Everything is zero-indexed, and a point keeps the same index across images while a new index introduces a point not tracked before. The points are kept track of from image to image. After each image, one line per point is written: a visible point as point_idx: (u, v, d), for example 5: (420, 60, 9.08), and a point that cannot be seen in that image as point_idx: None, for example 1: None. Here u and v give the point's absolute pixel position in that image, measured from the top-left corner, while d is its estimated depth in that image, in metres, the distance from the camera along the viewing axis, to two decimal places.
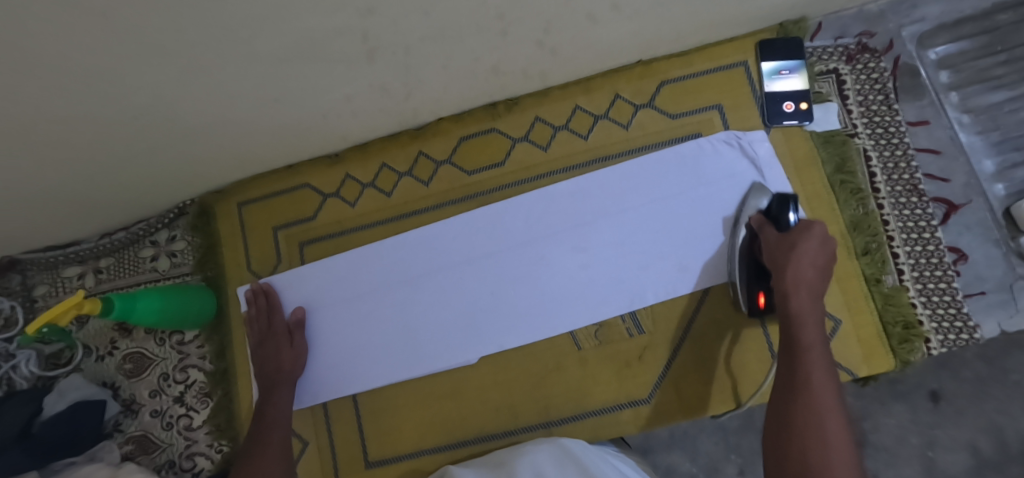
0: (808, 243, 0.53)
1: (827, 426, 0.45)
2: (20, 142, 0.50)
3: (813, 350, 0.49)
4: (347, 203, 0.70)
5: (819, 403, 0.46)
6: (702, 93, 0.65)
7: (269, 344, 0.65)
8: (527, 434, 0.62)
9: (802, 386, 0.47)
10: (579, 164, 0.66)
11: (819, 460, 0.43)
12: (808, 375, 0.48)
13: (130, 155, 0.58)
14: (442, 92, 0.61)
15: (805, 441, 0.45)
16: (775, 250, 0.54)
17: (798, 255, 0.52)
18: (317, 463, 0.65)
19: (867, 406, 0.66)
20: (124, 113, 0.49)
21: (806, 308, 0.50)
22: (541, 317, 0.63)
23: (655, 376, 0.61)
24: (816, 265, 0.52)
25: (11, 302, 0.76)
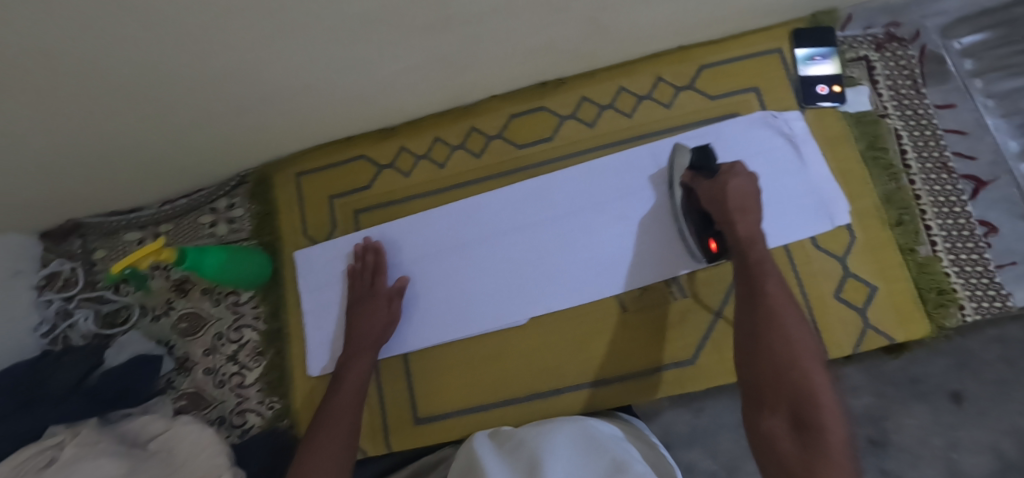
0: (737, 179, 0.56)
1: (794, 345, 0.46)
2: (116, 98, 0.53)
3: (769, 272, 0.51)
4: (401, 173, 0.73)
5: (782, 323, 0.47)
6: (739, 77, 0.69)
7: (365, 304, 0.66)
8: (572, 395, 0.64)
9: (762, 311, 0.49)
10: (624, 140, 0.70)
11: (790, 375, 0.44)
12: (766, 293, 0.50)
13: (206, 117, 0.61)
14: (499, 68, 0.65)
15: (773, 360, 0.45)
16: (709, 193, 0.57)
17: (725, 196, 0.55)
18: (368, 420, 0.67)
19: (888, 407, 0.65)
20: (213, 72, 0.52)
21: (755, 232, 0.54)
22: (587, 283, 0.66)
23: (699, 338, 0.63)
24: (750, 202, 0.55)
25: (72, 264, 0.80)
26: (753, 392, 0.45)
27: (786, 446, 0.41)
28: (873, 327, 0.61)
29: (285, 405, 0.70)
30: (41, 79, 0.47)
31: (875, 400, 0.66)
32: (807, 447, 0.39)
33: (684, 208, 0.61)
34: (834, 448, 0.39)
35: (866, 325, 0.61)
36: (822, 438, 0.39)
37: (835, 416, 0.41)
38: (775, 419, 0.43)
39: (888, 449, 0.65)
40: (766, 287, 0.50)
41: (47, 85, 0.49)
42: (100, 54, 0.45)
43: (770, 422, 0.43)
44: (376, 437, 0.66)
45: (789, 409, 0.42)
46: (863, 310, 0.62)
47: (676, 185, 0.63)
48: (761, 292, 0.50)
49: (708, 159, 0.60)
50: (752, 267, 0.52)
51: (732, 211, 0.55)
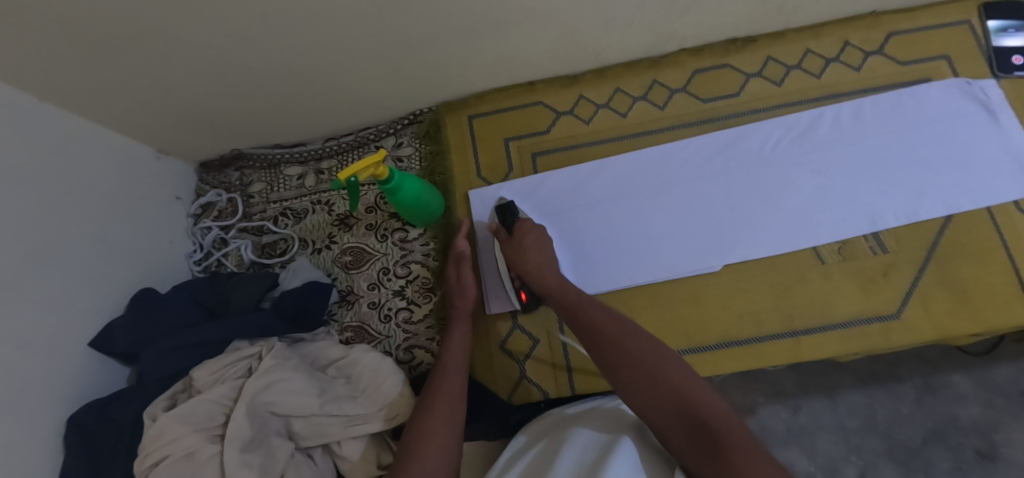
0: (530, 232, 0.64)
1: (643, 358, 0.49)
2: (371, 8, 0.53)
3: (588, 308, 0.55)
4: (580, 120, 0.73)
5: (624, 346, 0.50)
6: (930, 44, 0.70)
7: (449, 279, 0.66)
8: (773, 344, 0.62)
9: (610, 338, 0.51)
10: (813, 99, 0.70)
11: (659, 384, 0.46)
12: (604, 325, 0.53)
13: (421, 42, 0.61)
14: (710, 16, 0.65)
15: (638, 377, 0.47)
16: (510, 252, 0.63)
17: (523, 253, 0.62)
18: (548, 360, 0.65)
19: (999, 420, 0.74)
20: None
21: (555, 277, 0.59)
22: (781, 234, 0.65)
23: (901, 293, 0.62)
24: (539, 250, 0.62)
25: (230, 195, 0.79)
26: (642, 413, 0.46)
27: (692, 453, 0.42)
28: None
29: None
30: None
31: (982, 411, 0.74)
32: (699, 445, 0.42)
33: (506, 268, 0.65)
34: (727, 433, 0.41)
35: None
36: (712, 431, 0.42)
37: (709, 401, 0.45)
38: (673, 433, 0.44)
39: (995, 462, 0.72)
40: (594, 321, 0.53)
41: None
42: None
43: (668, 437, 0.44)
44: (557, 377, 0.64)
45: (675, 415, 0.44)
46: None
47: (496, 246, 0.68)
48: (593, 327, 0.53)
49: (508, 215, 0.67)
50: (573, 308, 0.56)
51: (534, 262, 0.60)
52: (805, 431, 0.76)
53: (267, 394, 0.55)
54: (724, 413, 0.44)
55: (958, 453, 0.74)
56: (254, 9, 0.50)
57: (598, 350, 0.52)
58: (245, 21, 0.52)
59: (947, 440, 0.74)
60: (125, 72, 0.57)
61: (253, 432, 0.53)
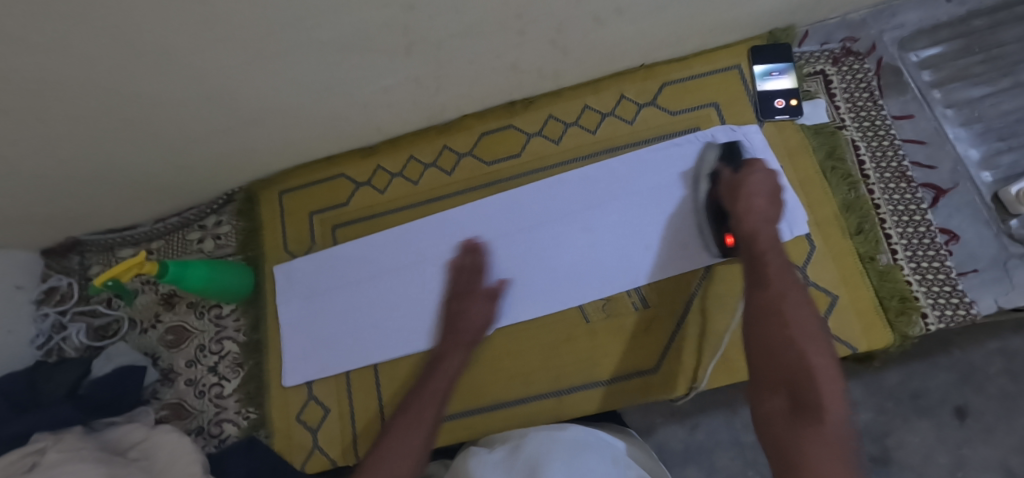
0: (755, 176, 0.60)
1: (793, 329, 0.53)
2: (107, 125, 0.57)
3: (772, 264, 0.56)
4: (377, 190, 0.76)
5: (781, 311, 0.53)
6: (700, 92, 0.71)
7: (467, 302, 0.65)
8: (540, 403, 0.65)
9: (770, 296, 0.54)
10: (590, 155, 0.72)
11: (790, 356, 0.51)
12: (772, 285, 0.55)
13: (190, 140, 0.65)
14: (468, 88, 0.67)
15: (774, 345, 0.52)
16: (729, 186, 0.61)
17: (745, 195, 0.59)
18: (338, 430, 0.68)
19: (890, 423, 0.70)
20: (201, 94, 0.55)
21: (758, 226, 0.57)
22: (699, 250, 0.66)
23: (662, 348, 0.64)
24: (764, 197, 0.59)
25: (69, 279, 0.84)
26: (759, 374, 0.53)
27: (784, 418, 0.49)
28: (836, 337, 0.61)
29: (260, 416, 0.71)
30: (33, 104, 0.50)
31: (875, 416, 0.71)
32: (800, 414, 0.48)
33: (705, 204, 0.65)
34: (825, 426, 0.47)
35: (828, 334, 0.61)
36: (816, 410, 0.48)
37: (830, 391, 0.49)
38: (776, 399, 0.50)
39: (890, 467, 0.69)
40: (769, 276, 0.55)
41: (39, 113, 0.52)
42: (85, 82, 0.49)
43: (767, 399, 0.51)
44: (344, 445, 0.68)
45: (786, 383, 0.50)
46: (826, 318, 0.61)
47: (701, 183, 0.66)
48: (765, 279, 0.55)
49: (735, 161, 0.65)
50: (755, 257, 0.56)
51: (751, 202, 0.58)
52: (701, 448, 0.76)
53: None
54: (837, 404, 0.49)
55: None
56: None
57: (753, 300, 0.55)
58: None
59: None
60: None
61: None
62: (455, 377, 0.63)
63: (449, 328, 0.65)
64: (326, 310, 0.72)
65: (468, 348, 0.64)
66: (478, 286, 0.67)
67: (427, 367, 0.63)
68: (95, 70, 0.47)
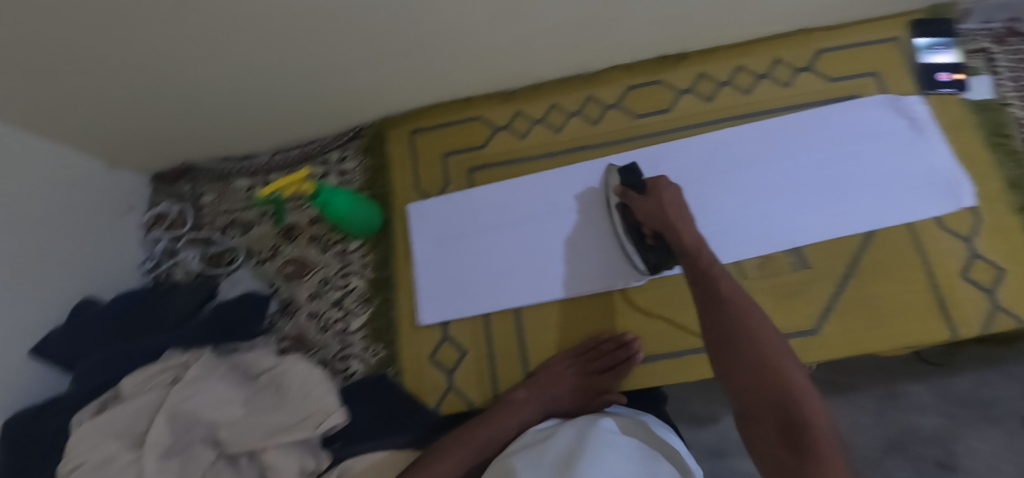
0: (670, 190, 0.60)
1: (764, 343, 0.46)
2: (284, 33, 0.55)
3: (727, 284, 0.52)
4: (517, 136, 0.75)
5: (745, 325, 0.48)
6: (859, 61, 0.71)
7: (569, 375, 0.62)
8: (690, 359, 0.63)
9: (732, 312, 0.49)
10: (743, 115, 0.71)
11: (765, 372, 0.44)
12: (741, 301, 0.50)
13: (345, 63, 0.63)
14: (634, 34, 0.66)
15: (750, 362, 0.45)
16: (647, 208, 0.60)
17: (642, 207, 0.58)
18: (474, 371, 0.67)
19: (958, 429, 0.70)
20: (389, 7, 0.53)
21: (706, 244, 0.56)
22: (623, 269, 0.67)
23: (819, 309, 0.63)
24: (681, 212, 0.58)
25: (181, 206, 0.82)
26: (738, 397, 0.45)
27: (773, 444, 0.40)
28: (1005, 310, 0.60)
29: (390, 353, 0.69)
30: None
31: (942, 421, 0.71)
32: (789, 440, 0.39)
33: (629, 229, 0.64)
34: (823, 444, 0.38)
35: (996, 306, 0.60)
36: (806, 433, 0.39)
37: (813, 412, 0.40)
38: (762, 424, 0.42)
39: (957, 473, 0.69)
40: (722, 292, 0.51)
41: (234, 8, 0.50)
42: None
43: (758, 429, 0.42)
44: (481, 386, 0.66)
45: (768, 405, 0.42)
46: (991, 291, 0.61)
47: (614, 208, 0.66)
48: (719, 297, 0.51)
49: (637, 177, 0.64)
50: (708, 275, 0.53)
51: (676, 228, 0.57)
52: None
53: (190, 402, 0.57)
54: (828, 428, 0.39)
55: (917, 463, 0.71)
56: (164, 30, 0.52)
57: (717, 318, 0.50)
58: (160, 42, 0.54)
59: (906, 450, 0.71)
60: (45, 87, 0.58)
61: (174, 438, 0.55)
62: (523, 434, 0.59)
63: (544, 379, 0.62)
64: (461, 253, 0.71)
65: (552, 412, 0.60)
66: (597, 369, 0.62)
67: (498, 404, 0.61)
68: None
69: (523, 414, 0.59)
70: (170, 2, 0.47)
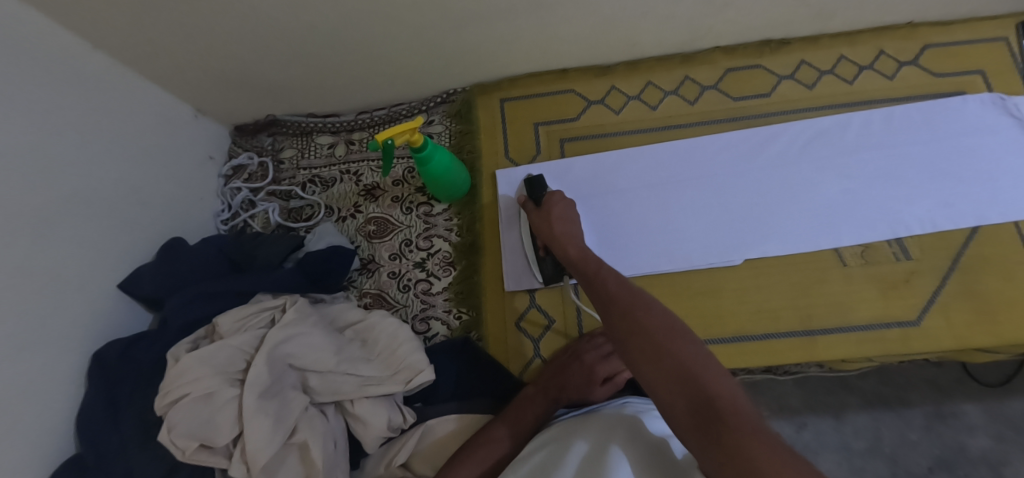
0: (561, 205, 0.65)
1: (633, 334, 0.43)
2: None
3: (610, 284, 0.50)
4: (611, 110, 0.74)
5: (627, 313, 0.46)
6: (965, 59, 0.70)
7: (575, 364, 0.61)
8: (787, 341, 0.62)
9: (618, 302, 0.47)
10: (844, 104, 0.71)
11: (664, 357, 0.40)
12: (611, 301, 0.48)
13: (456, 21, 0.62)
14: (747, 13, 0.66)
15: (634, 354, 0.42)
16: (538, 222, 0.64)
17: (557, 221, 0.63)
18: (560, 342, 0.66)
19: (1007, 451, 0.76)
20: None
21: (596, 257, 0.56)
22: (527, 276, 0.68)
23: (924, 300, 0.62)
24: (573, 223, 0.63)
25: (261, 158, 0.81)
26: (650, 391, 0.40)
27: (687, 426, 0.36)
28: None
29: (474, 317, 0.68)
30: None
31: (991, 442, 0.77)
32: (702, 423, 0.35)
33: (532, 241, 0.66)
34: (730, 413, 0.34)
35: None
36: (716, 411, 0.35)
37: (719, 387, 0.37)
38: (674, 408, 0.38)
39: None
40: (608, 291, 0.49)
41: None
42: None
43: (674, 419, 0.38)
44: None
45: (675, 392, 0.38)
46: None
47: (524, 222, 0.69)
48: (606, 297, 0.49)
49: (537, 189, 0.67)
50: (593, 281, 0.52)
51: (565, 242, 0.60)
52: (807, 447, 0.79)
53: (286, 346, 0.56)
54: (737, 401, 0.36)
55: None
56: None
57: (605, 318, 0.47)
58: None
59: (954, 470, 0.77)
60: (167, 20, 0.58)
61: (271, 380, 0.54)
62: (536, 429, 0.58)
63: (548, 372, 0.62)
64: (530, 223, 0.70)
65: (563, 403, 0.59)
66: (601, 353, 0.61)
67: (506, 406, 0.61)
68: None
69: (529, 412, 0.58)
70: None
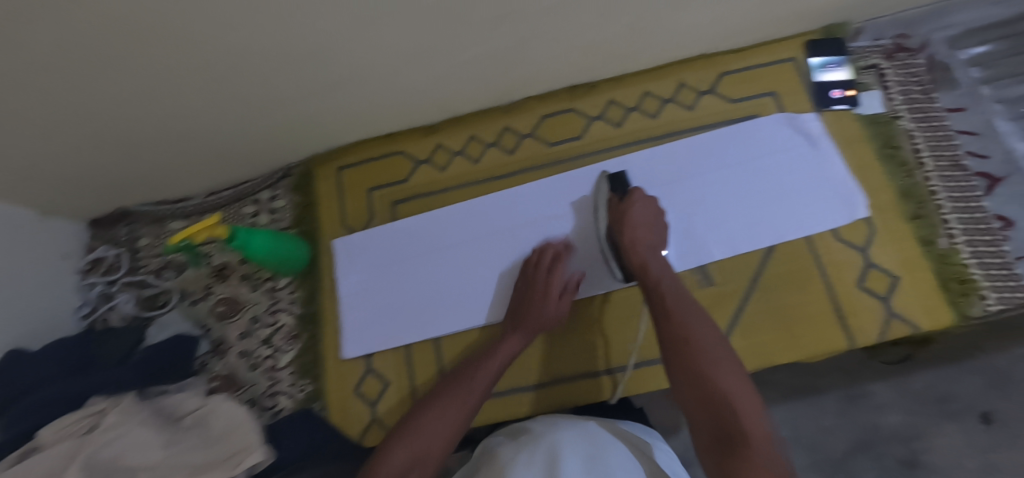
0: (639, 207, 0.63)
1: (699, 358, 0.50)
2: (195, 87, 0.58)
3: (671, 298, 0.55)
4: (438, 168, 0.77)
5: (675, 335, 0.52)
6: (758, 82, 0.74)
7: (537, 288, 0.64)
8: (605, 377, 0.67)
9: (675, 328, 0.53)
10: (650, 139, 0.74)
11: (704, 382, 0.48)
12: (674, 316, 0.54)
13: (262, 110, 0.65)
14: (539, 69, 0.69)
15: (685, 375, 0.50)
16: (614, 222, 0.63)
17: (630, 226, 0.61)
18: (398, 403, 0.69)
19: (921, 427, 0.72)
20: (297, 57, 0.56)
21: (653, 260, 0.59)
22: (603, 275, 0.69)
23: (726, 324, 0.65)
24: (645, 227, 0.61)
25: (117, 250, 0.83)
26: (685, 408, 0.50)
27: (710, 446, 0.45)
28: (902, 317, 0.62)
29: (316, 388, 0.71)
30: (135, 58, 0.50)
31: (904, 419, 0.72)
32: (721, 447, 0.44)
33: (604, 234, 0.64)
34: (743, 446, 0.43)
35: (891, 314, 0.63)
36: (732, 440, 0.43)
37: (748, 418, 0.44)
38: (699, 427, 0.47)
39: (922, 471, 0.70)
40: (667, 306, 0.55)
41: (143, 67, 0.52)
42: (197, 42, 0.50)
43: (700, 439, 0.47)
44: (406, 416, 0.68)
45: (705, 417, 0.47)
46: (886, 299, 0.63)
47: (601, 208, 0.66)
48: (670, 309, 0.55)
49: (622, 187, 0.68)
50: (650, 290, 0.57)
51: (631, 243, 0.60)
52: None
53: (108, 449, 0.57)
54: (766, 437, 0.43)
55: (883, 463, 0.72)
56: (76, 88, 0.54)
57: (661, 331, 0.54)
58: (74, 98, 0.55)
59: (870, 450, 0.73)
60: None
61: None
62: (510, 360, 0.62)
63: (516, 310, 0.65)
64: (582, 233, 0.70)
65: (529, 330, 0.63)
66: (562, 278, 0.65)
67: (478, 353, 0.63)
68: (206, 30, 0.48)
69: (509, 346, 0.62)
70: (86, 65, 0.50)
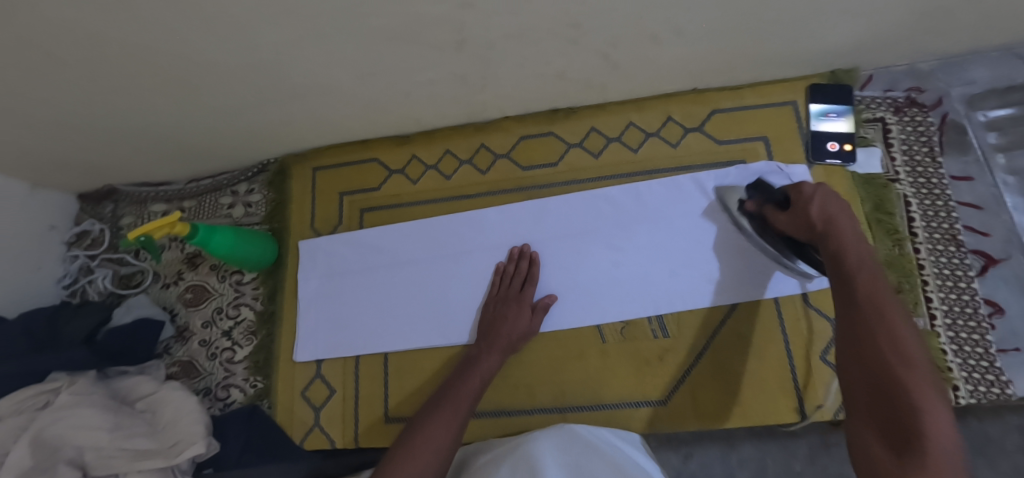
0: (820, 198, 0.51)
1: (891, 357, 0.39)
2: (153, 84, 0.58)
3: (871, 285, 0.44)
4: (409, 180, 0.76)
5: (867, 328, 0.42)
6: (749, 125, 0.69)
7: (510, 306, 0.65)
8: (543, 417, 0.65)
9: (853, 326, 0.43)
10: (627, 174, 0.71)
11: (887, 386, 0.38)
12: (873, 305, 0.43)
13: (228, 109, 0.65)
14: (513, 91, 0.67)
15: (864, 372, 0.40)
16: (791, 222, 0.53)
17: (825, 218, 0.49)
18: (341, 412, 0.70)
19: None
20: (251, 61, 0.55)
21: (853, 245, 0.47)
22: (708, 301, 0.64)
23: (675, 380, 0.63)
24: (846, 215, 0.49)
25: (101, 226, 0.85)
26: (850, 409, 0.40)
27: (874, 452, 0.36)
28: None
29: (267, 386, 0.73)
30: (83, 55, 0.51)
31: None
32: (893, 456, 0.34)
33: (766, 235, 0.60)
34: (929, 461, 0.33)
35: None
36: (916, 451, 0.33)
37: (938, 434, 0.34)
38: (864, 430, 0.38)
39: None
40: (859, 293, 0.44)
41: (92, 63, 0.53)
42: (144, 42, 0.50)
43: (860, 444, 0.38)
44: (346, 426, 0.70)
45: (878, 421, 0.37)
46: None
47: (740, 216, 0.63)
48: (852, 298, 0.44)
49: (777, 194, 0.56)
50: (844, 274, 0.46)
51: (825, 217, 0.49)
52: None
53: (57, 426, 0.61)
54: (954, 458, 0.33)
55: None
56: (36, 83, 0.55)
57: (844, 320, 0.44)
58: (33, 92, 0.57)
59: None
60: None
61: (36, 461, 0.59)
62: (489, 378, 0.62)
63: (485, 329, 0.65)
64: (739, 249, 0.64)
65: (506, 348, 0.63)
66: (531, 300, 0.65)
67: (459, 371, 0.63)
68: (152, 32, 0.48)
69: (489, 364, 0.62)
70: (40, 58, 0.51)
